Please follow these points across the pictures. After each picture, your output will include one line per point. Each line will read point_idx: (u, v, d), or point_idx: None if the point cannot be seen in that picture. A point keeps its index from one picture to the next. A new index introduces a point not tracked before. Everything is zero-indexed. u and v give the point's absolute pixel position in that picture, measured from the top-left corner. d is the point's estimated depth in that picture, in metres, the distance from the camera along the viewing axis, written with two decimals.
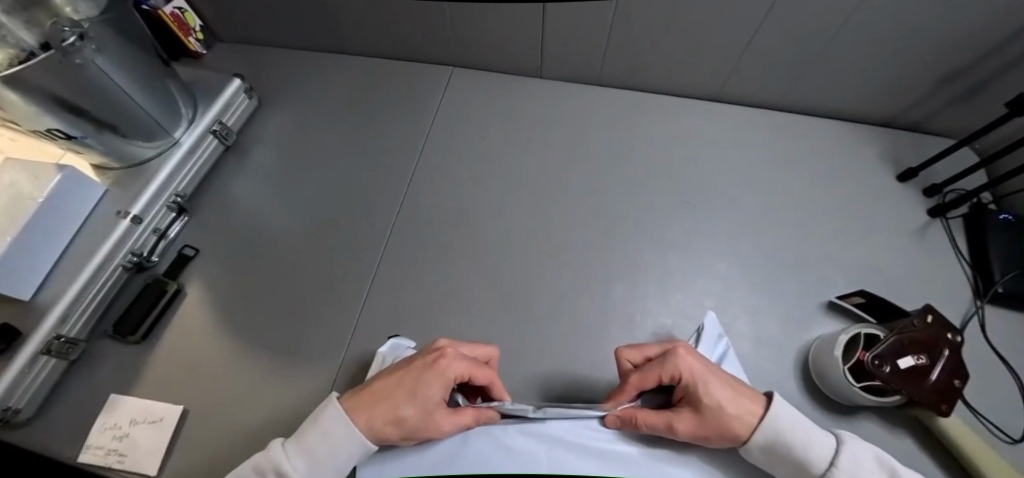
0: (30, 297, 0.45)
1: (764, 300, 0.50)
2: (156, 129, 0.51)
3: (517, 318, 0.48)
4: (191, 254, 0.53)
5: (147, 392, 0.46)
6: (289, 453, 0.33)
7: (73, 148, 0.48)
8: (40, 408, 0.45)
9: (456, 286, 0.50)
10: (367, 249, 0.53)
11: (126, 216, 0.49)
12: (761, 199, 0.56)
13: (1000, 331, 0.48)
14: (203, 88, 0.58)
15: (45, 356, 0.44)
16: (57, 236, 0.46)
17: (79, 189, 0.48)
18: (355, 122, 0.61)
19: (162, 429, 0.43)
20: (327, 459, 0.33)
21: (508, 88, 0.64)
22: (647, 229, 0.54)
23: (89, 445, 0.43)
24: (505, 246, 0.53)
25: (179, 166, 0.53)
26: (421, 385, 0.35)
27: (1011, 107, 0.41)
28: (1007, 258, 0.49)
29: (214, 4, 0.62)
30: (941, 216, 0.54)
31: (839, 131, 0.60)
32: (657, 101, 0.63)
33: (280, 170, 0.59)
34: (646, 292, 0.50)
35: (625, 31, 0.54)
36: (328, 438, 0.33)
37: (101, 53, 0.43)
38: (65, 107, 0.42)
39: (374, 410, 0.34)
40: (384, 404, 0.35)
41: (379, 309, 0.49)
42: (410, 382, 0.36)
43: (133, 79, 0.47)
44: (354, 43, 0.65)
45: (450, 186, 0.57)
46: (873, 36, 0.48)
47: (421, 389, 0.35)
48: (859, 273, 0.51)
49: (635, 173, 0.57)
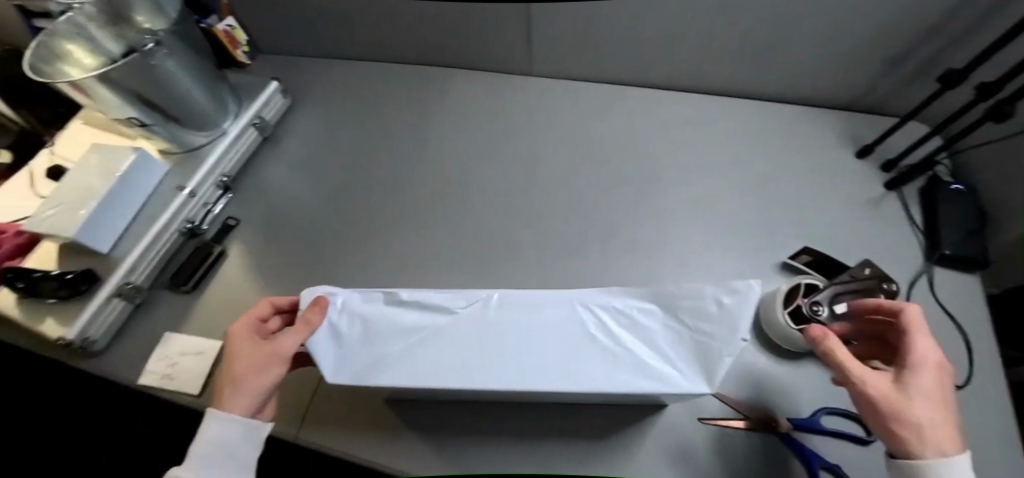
0: (107, 251, 0.56)
1: (725, 260, 0.55)
2: (209, 120, 0.63)
3: (503, 276, 0.55)
4: (233, 224, 0.63)
5: (193, 333, 0.55)
6: (183, 468, 0.37)
7: (144, 134, 0.60)
8: (110, 343, 0.55)
9: (449, 247, 0.58)
10: (377, 219, 0.62)
11: (183, 190, 0.60)
12: (724, 175, 0.62)
13: (947, 288, 0.52)
14: (247, 88, 0.70)
15: (117, 298, 0.54)
16: (129, 204, 0.58)
17: (148, 167, 0.59)
18: (372, 115, 0.72)
19: (205, 359, 0.52)
20: (207, 453, 0.37)
21: (504, 84, 0.73)
22: (621, 199, 0.61)
23: (147, 370, 0.52)
24: (494, 214, 0.61)
25: (226, 151, 0.65)
26: (233, 352, 0.40)
27: (942, 81, 0.49)
28: (954, 223, 0.53)
29: (261, 24, 0.75)
30: (896, 188, 0.58)
31: (806, 116, 0.66)
32: (634, 93, 0.70)
33: (309, 154, 0.70)
34: (616, 251, 0.57)
35: (600, 30, 0.62)
36: (210, 438, 0.37)
37: (173, 57, 0.54)
38: (142, 99, 0.54)
39: (217, 408, 0.38)
40: (225, 390, 0.39)
41: (386, 266, 0.58)
42: (252, 382, 0.39)
43: (195, 79, 0.59)
44: (374, 52, 0.76)
45: (450, 165, 0.66)
46: (816, 27, 0.55)
47: (242, 350, 0.40)
48: (814, 237, 0.56)
49: (612, 152, 0.65)
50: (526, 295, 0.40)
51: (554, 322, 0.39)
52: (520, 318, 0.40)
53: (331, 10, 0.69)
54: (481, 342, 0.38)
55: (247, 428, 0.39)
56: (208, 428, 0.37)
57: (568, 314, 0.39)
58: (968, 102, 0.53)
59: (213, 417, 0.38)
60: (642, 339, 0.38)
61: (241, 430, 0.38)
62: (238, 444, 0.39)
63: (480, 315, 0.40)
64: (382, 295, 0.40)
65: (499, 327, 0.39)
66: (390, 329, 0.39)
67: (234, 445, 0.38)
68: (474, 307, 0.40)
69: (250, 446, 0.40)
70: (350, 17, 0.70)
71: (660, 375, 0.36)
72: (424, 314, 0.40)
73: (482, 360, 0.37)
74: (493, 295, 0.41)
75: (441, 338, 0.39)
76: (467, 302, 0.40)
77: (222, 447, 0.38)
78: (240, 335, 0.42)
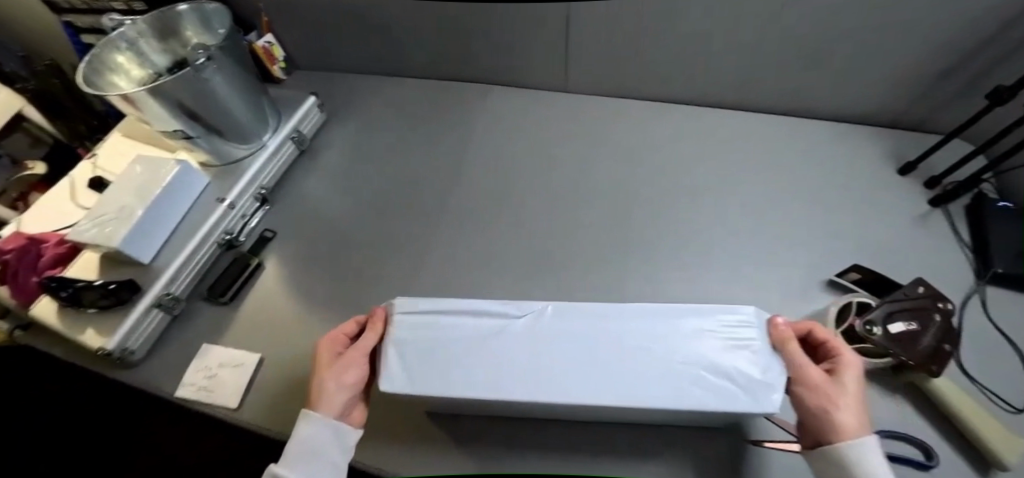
0: (149, 261, 0.56)
1: (769, 277, 0.54)
2: (250, 133, 0.64)
3: (545, 291, 0.54)
4: (270, 236, 0.64)
5: (231, 344, 0.55)
6: (280, 467, 0.37)
7: (187, 147, 0.61)
8: (147, 354, 0.55)
9: (488, 261, 0.58)
10: (413, 232, 0.62)
11: (224, 202, 0.60)
12: (763, 191, 0.61)
13: (1003, 308, 0.50)
14: (286, 103, 0.71)
15: (156, 308, 0.54)
16: (171, 215, 0.58)
17: (190, 178, 0.59)
18: (406, 129, 0.73)
19: (243, 372, 0.52)
20: (304, 452, 0.38)
21: (537, 100, 0.74)
22: (659, 214, 0.60)
23: (185, 382, 0.52)
24: (532, 227, 0.60)
25: (265, 164, 0.66)
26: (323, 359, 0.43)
27: (990, 98, 0.49)
28: (1006, 241, 0.52)
29: (299, 41, 0.77)
30: (941, 205, 0.57)
31: (842, 132, 0.66)
32: (668, 109, 0.71)
33: (344, 168, 0.70)
34: (657, 266, 0.56)
35: (636, 47, 0.63)
36: (308, 438, 0.38)
37: (221, 71, 0.55)
38: (190, 111, 0.55)
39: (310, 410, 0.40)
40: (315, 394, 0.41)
41: (425, 280, 0.57)
42: (341, 386, 0.41)
43: (241, 94, 0.60)
44: (409, 68, 0.77)
45: (485, 179, 0.66)
46: (856, 44, 0.55)
47: (328, 360, 0.43)
48: (860, 254, 0.55)
49: (648, 167, 0.65)
50: (581, 308, 0.40)
51: (613, 334, 0.38)
52: (577, 329, 0.39)
53: (370, 27, 0.71)
54: (539, 352, 0.38)
55: (339, 433, 0.40)
56: (307, 426, 0.39)
57: (626, 327, 0.39)
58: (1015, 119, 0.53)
59: (308, 417, 0.39)
60: (712, 357, 0.36)
61: (335, 432, 0.40)
62: (331, 448, 0.39)
63: (536, 324, 0.40)
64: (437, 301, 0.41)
65: (556, 335, 0.39)
66: (444, 332, 0.39)
67: (329, 446, 0.39)
68: (530, 315, 0.40)
69: (342, 455, 0.40)
70: (388, 34, 0.71)
71: (730, 394, 0.34)
72: (480, 321, 0.40)
73: (543, 370, 0.36)
74: (549, 306, 0.41)
75: (499, 348, 0.38)
76: (522, 311, 0.40)
77: (318, 448, 0.39)
78: (329, 344, 0.44)
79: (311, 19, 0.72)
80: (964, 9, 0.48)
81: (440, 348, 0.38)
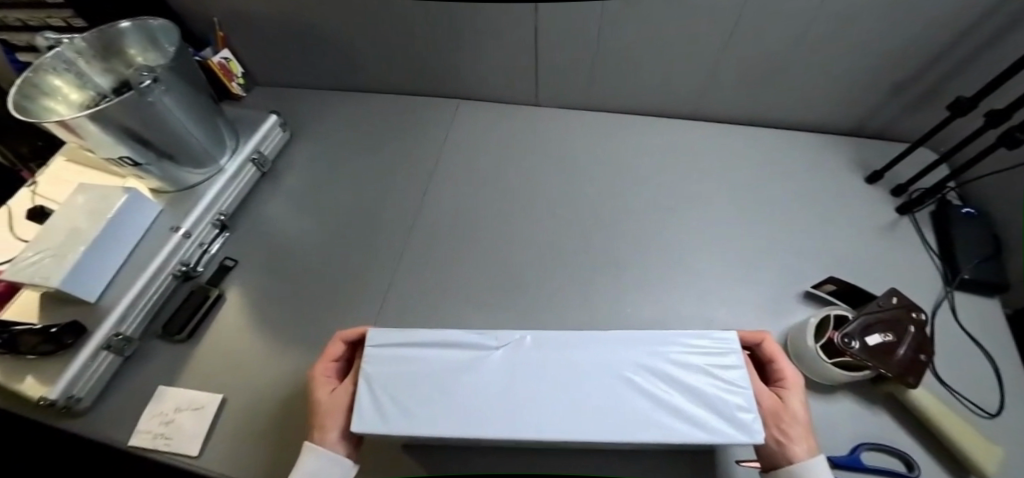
0: (95, 300, 0.52)
1: (746, 290, 0.54)
2: (206, 157, 0.60)
3: (520, 313, 0.53)
4: (231, 265, 0.60)
5: (189, 385, 0.51)
6: None
7: (136, 173, 0.57)
8: (96, 401, 0.51)
9: (463, 284, 0.56)
10: (384, 256, 0.60)
11: (178, 231, 0.57)
12: (737, 202, 0.62)
13: (970, 314, 0.52)
14: (245, 122, 0.68)
15: (105, 350, 0.50)
16: (120, 248, 0.54)
17: (140, 207, 0.55)
18: (375, 147, 0.70)
19: (202, 416, 0.48)
20: None
21: (509, 114, 0.72)
22: (636, 230, 0.60)
23: (139, 430, 0.48)
24: (508, 247, 0.59)
25: (224, 188, 0.62)
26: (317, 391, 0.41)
27: (952, 109, 0.50)
28: (970, 247, 0.54)
29: (259, 56, 0.74)
30: (908, 213, 0.58)
31: (811, 141, 0.66)
32: (641, 121, 0.70)
33: (311, 189, 0.67)
34: (635, 284, 0.55)
35: (607, 60, 0.62)
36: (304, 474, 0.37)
37: (170, 93, 0.52)
38: (137, 137, 0.51)
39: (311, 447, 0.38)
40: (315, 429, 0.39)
41: (398, 307, 0.55)
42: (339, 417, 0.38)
43: (193, 115, 0.56)
44: (376, 83, 0.75)
45: (459, 197, 0.64)
46: (822, 55, 0.56)
47: (323, 393, 0.40)
48: (832, 264, 0.56)
49: (623, 181, 0.64)
50: (559, 337, 0.38)
51: (593, 363, 0.36)
52: (556, 359, 0.37)
53: (333, 42, 0.68)
54: (517, 386, 0.35)
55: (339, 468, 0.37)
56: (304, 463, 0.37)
57: (607, 356, 0.37)
58: (974, 128, 0.54)
59: (313, 454, 0.37)
60: (685, 386, 0.35)
61: (332, 470, 0.37)
62: None
63: (513, 356, 0.37)
64: (410, 332, 0.39)
65: (534, 366, 0.37)
66: (417, 369, 0.37)
67: None
68: (506, 347, 0.38)
69: None
70: (352, 49, 0.69)
71: (704, 424, 0.33)
72: (454, 352, 0.38)
73: (523, 406, 0.34)
74: (526, 335, 0.39)
75: (476, 384, 0.36)
76: (498, 342, 0.38)
77: None
78: (320, 375, 0.42)
79: (270, 34, 0.69)
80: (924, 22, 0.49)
81: (412, 386, 0.35)
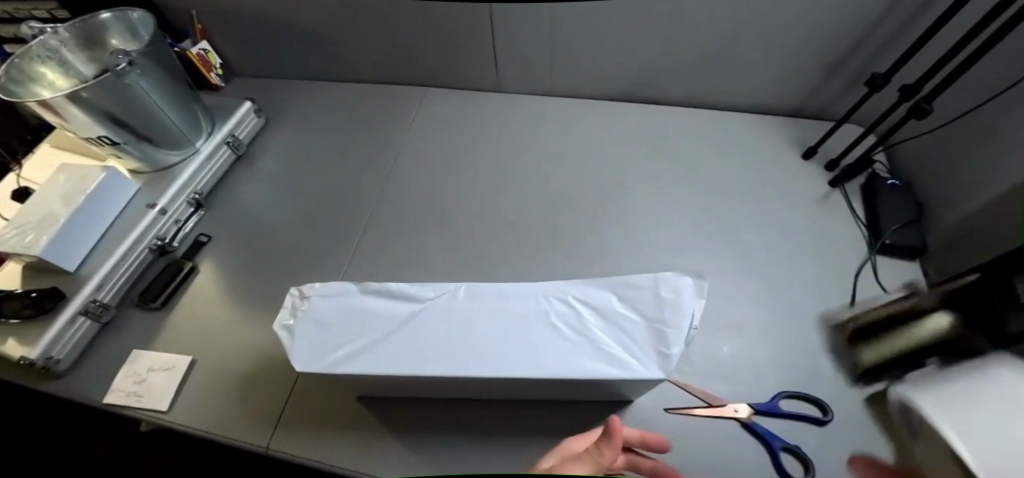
0: (74, 269, 0.55)
1: (684, 256, 0.58)
2: (182, 139, 0.64)
3: (472, 279, 0.57)
4: (205, 241, 0.64)
5: (162, 348, 0.55)
6: None
7: (115, 154, 0.61)
8: (74, 364, 0.54)
9: (422, 255, 0.60)
10: (350, 231, 0.63)
11: (154, 208, 0.60)
12: (681, 178, 0.66)
13: (890, 275, 0.55)
14: (221, 109, 0.72)
15: (83, 316, 0.54)
16: (98, 223, 0.58)
17: (118, 185, 0.59)
18: (345, 131, 0.74)
19: (173, 374, 0.52)
20: None
21: (473, 100, 0.76)
22: (586, 204, 0.64)
23: (114, 388, 0.51)
24: (465, 222, 0.63)
25: (199, 169, 0.66)
26: None
27: (869, 85, 0.54)
28: (892, 214, 0.57)
29: (236, 48, 0.78)
30: (839, 185, 0.63)
31: (754, 122, 0.71)
32: (596, 105, 0.74)
33: (283, 171, 0.71)
34: (581, 252, 0.59)
35: (560, 47, 0.66)
36: None
37: (146, 77, 0.56)
38: (115, 118, 0.55)
39: None
40: None
41: (359, 276, 0.59)
42: None
43: (169, 99, 0.60)
44: (348, 73, 0.79)
45: (422, 177, 0.68)
46: (755, 39, 0.60)
47: None
48: (765, 233, 0.60)
49: (576, 161, 0.68)
50: (491, 288, 0.42)
51: (521, 311, 0.40)
52: (487, 307, 0.41)
53: (305, 33, 0.72)
54: (449, 330, 0.39)
55: None
56: None
57: (533, 305, 0.40)
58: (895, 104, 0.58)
59: None
60: (604, 331, 0.38)
61: None
62: None
63: (447, 305, 0.41)
64: (356, 286, 0.42)
65: (464, 314, 0.40)
66: (364, 318, 0.40)
67: None
68: (440, 297, 0.41)
69: None
70: (323, 40, 0.73)
71: (620, 362, 0.36)
72: (398, 304, 0.41)
73: (456, 347, 0.38)
74: (462, 287, 0.42)
75: (413, 329, 0.39)
76: (435, 293, 0.42)
77: None
78: None
79: (245, 26, 0.73)
80: (840, 6, 0.53)
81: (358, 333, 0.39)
